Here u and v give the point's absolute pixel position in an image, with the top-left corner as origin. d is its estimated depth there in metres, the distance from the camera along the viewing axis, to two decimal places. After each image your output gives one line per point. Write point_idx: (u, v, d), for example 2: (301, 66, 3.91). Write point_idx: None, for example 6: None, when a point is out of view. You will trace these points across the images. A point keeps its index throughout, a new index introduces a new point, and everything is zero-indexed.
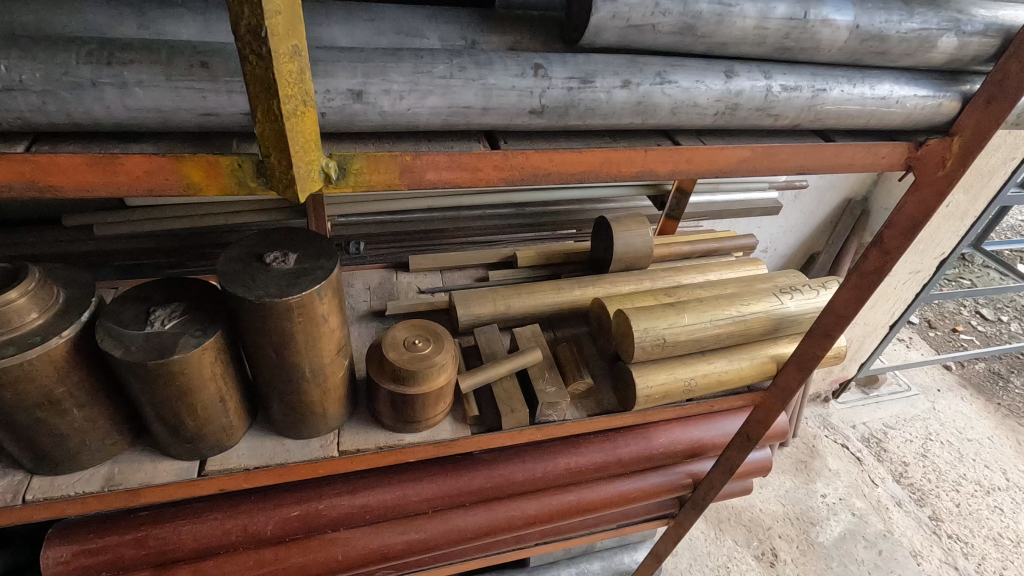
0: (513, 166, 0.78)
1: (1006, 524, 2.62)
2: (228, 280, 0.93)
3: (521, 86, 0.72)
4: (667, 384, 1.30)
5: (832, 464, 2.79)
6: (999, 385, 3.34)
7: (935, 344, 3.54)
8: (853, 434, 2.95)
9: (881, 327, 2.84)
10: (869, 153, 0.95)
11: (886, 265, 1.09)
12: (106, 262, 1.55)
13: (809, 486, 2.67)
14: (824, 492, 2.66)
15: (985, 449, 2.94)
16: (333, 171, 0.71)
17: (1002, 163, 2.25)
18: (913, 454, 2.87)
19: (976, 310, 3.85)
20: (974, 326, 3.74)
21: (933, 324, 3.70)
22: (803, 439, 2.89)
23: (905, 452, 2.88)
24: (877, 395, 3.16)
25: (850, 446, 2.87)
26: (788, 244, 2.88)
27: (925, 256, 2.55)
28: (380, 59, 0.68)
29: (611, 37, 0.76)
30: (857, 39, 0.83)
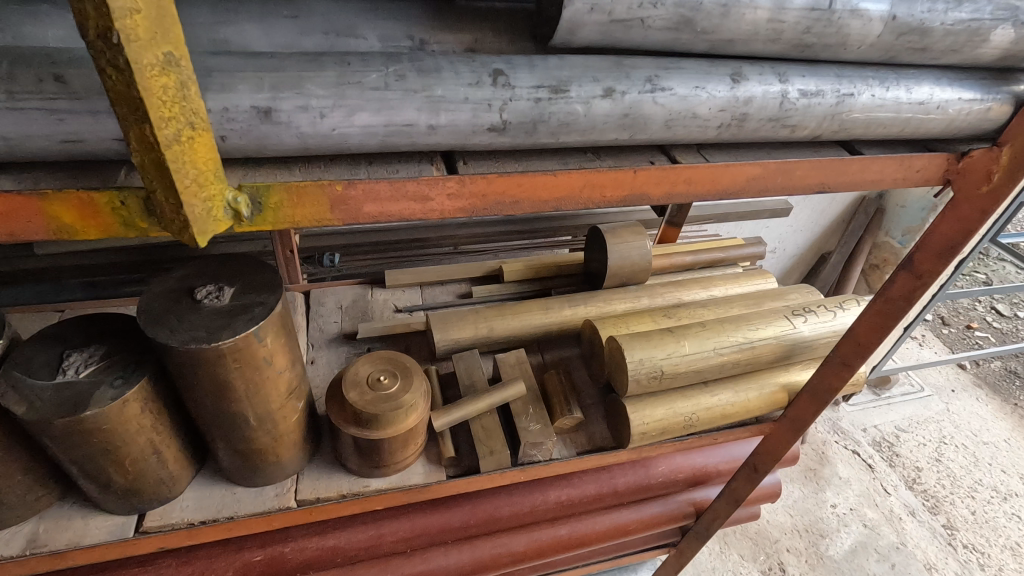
0: (473, 195, 0.65)
1: None
2: (150, 321, 0.80)
3: (477, 98, 0.58)
4: (665, 419, 1.16)
5: (842, 472, 2.65)
6: (1016, 384, 3.17)
7: (949, 343, 3.38)
8: (863, 438, 2.80)
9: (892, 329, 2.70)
10: (902, 167, 0.80)
11: (917, 291, 0.95)
12: (67, 278, 1.50)
13: (819, 495, 2.54)
14: (835, 502, 2.52)
15: (1003, 452, 2.79)
16: (245, 207, 0.57)
17: None
18: (927, 459, 2.73)
19: (992, 306, 3.67)
20: (988, 322, 3.57)
21: (947, 321, 3.54)
22: (813, 444, 2.75)
23: (919, 456, 2.74)
24: (888, 396, 3.01)
25: (861, 452, 2.73)
26: (797, 244, 2.73)
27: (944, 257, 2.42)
28: (295, 67, 0.54)
29: (590, 35, 0.61)
30: (893, 33, 0.68)
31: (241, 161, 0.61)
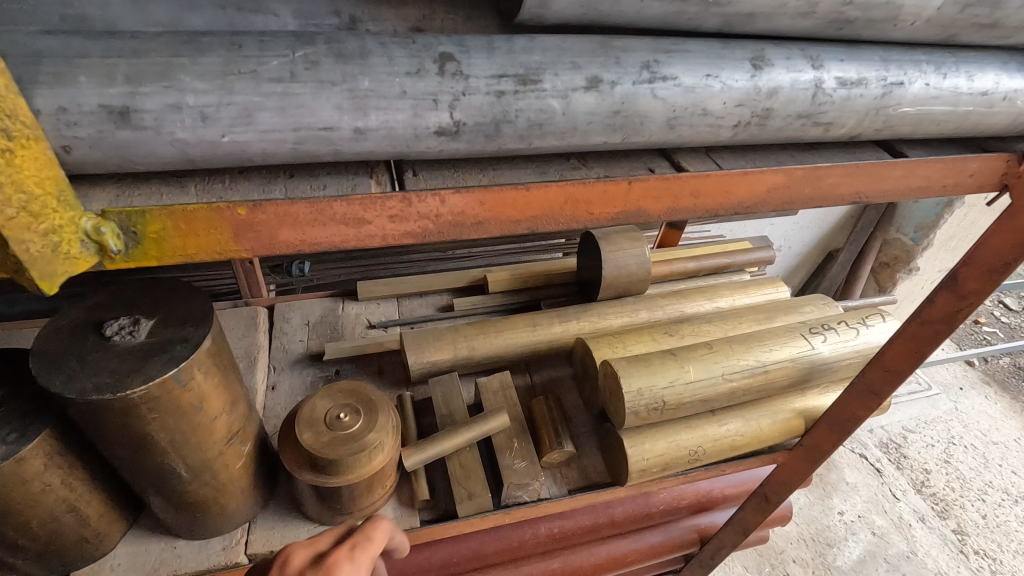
0: (424, 216, 0.51)
1: None
2: (44, 366, 0.66)
3: (417, 92, 0.43)
4: (667, 453, 1.03)
5: (849, 477, 2.43)
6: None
7: (957, 339, 3.25)
8: (870, 439, 2.56)
9: None
10: (953, 171, 0.67)
11: (960, 313, 0.82)
12: None
13: (824, 501, 2.31)
14: (841, 509, 2.30)
15: (1014, 453, 2.58)
16: (113, 240, 0.43)
17: None
18: (936, 460, 2.51)
19: (1000, 300, 3.53)
20: (997, 317, 3.43)
21: None
22: None
23: (928, 457, 2.52)
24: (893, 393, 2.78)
25: (869, 455, 2.50)
26: (803, 242, 2.59)
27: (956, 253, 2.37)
28: (164, 51, 0.40)
29: (569, 6, 0.47)
30: (956, 4, 0.54)
31: (115, 177, 0.47)
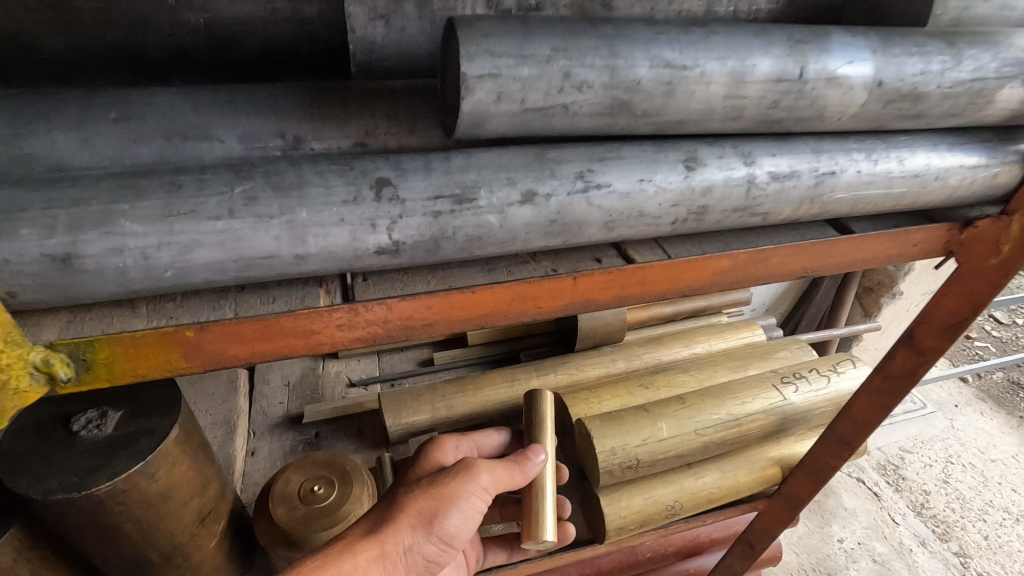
0: (372, 322, 0.52)
1: None
2: (11, 466, 0.67)
3: (354, 218, 0.46)
4: (644, 509, 1.03)
5: (847, 501, 2.00)
6: None
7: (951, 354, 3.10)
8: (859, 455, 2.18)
9: None
10: (896, 242, 0.69)
11: (920, 368, 0.84)
12: None
13: (827, 530, 1.88)
14: (844, 537, 1.88)
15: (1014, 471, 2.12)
16: (62, 367, 0.44)
17: None
18: (937, 481, 2.05)
19: (993, 314, 3.42)
20: (990, 331, 3.31)
21: None
22: None
23: (932, 480, 2.07)
24: None
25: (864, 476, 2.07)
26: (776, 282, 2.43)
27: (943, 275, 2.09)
28: (107, 196, 0.42)
29: (503, 127, 0.48)
30: (879, 101, 0.54)
31: (69, 306, 0.48)
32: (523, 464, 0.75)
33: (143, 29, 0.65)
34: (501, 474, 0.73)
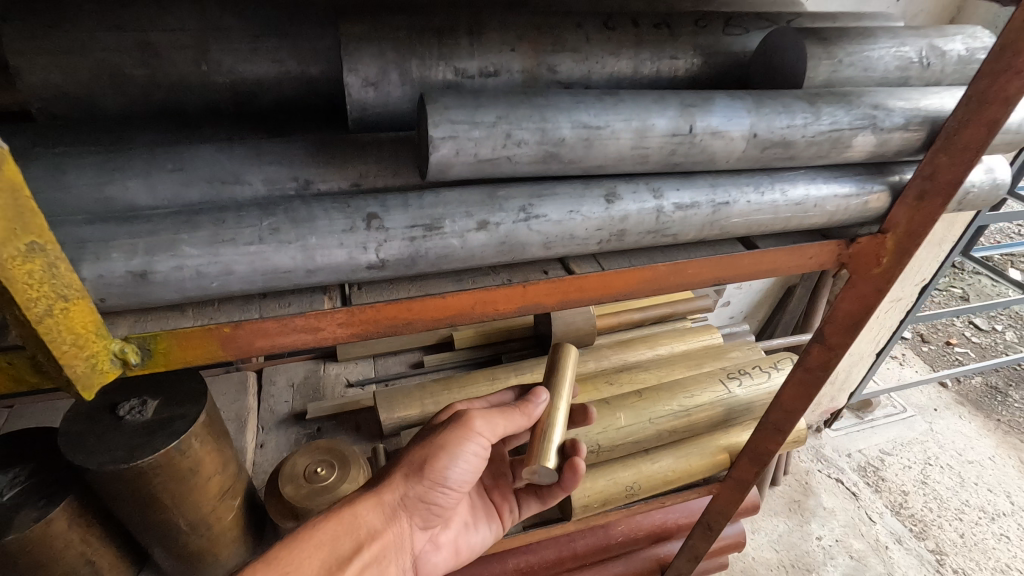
0: (364, 321, 0.67)
1: (1014, 554, 2.21)
2: (70, 443, 0.82)
3: (350, 242, 0.62)
4: (607, 490, 1.17)
5: (826, 502, 2.35)
6: (998, 400, 2.91)
7: (930, 360, 3.24)
8: (847, 464, 2.50)
9: (868, 356, 2.49)
10: (795, 256, 0.84)
11: (831, 361, 0.99)
12: None
13: (804, 527, 2.25)
14: (821, 533, 2.23)
15: (989, 471, 2.52)
16: (133, 354, 0.60)
17: None
18: (912, 482, 2.44)
19: (970, 322, 3.59)
20: (968, 338, 3.47)
21: (927, 338, 3.41)
22: (795, 476, 2.44)
23: (905, 480, 2.44)
24: (870, 420, 2.71)
25: (845, 480, 2.43)
26: (750, 290, 2.58)
27: (907, 284, 2.24)
28: (171, 229, 0.58)
29: (462, 172, 0.64)
30: (757, 147, 0.70)
31: (134, 309, 0.63)
32: (525, 407, 0.86)
33: (182, 89, 0.81)
34: (498, 422, 0.85)
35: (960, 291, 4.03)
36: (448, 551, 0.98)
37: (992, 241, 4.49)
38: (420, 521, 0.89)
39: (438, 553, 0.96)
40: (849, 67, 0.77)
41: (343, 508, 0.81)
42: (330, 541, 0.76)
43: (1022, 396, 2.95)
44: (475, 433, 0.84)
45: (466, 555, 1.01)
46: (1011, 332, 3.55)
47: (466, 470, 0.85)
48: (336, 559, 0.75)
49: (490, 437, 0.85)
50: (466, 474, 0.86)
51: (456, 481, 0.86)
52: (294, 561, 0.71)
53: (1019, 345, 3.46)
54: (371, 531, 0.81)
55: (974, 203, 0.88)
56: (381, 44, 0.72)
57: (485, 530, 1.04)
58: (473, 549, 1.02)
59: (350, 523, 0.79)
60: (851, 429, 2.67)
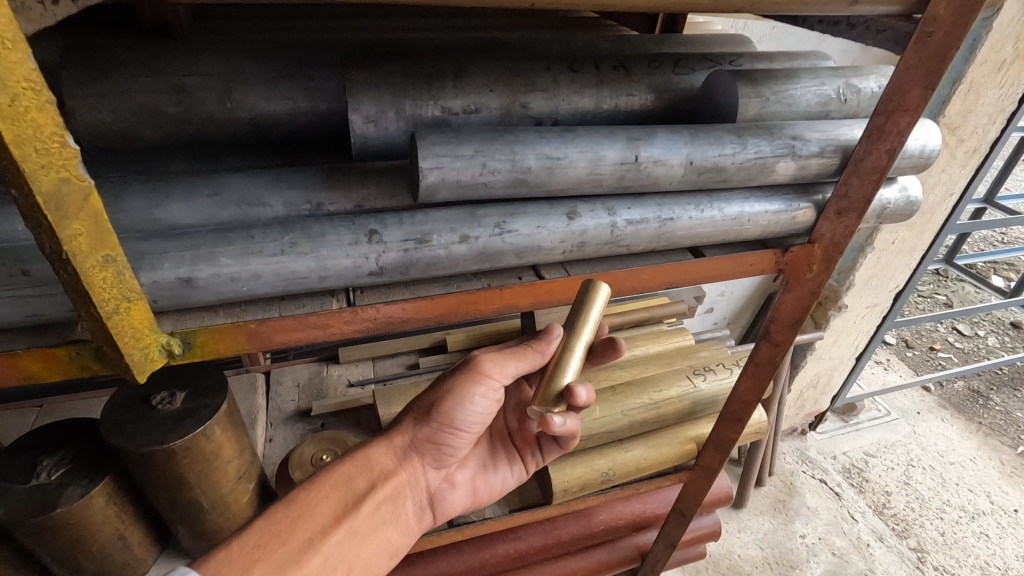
0: (366, 319, 0.80)
1: (992, 551, 2.32)
2: (111, 428, 0.95)
3: (355, 253, 0.75)
4: (584, 476, 1.30)
5: (810, 502, 2.47)
6: (980, 403, 3.05)
7: (913, 365, 3.36)
8: (831, 466, 2.63)
9: (847, 359, 2.62)
10: (737, 263, 0.96)
11: (778, 356, 1.11)
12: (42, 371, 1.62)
13: (788, 526, 2.36)
14: (804, 532, 2.34)
15: (970, 472, 2.64)
16: (177, 347, 0.73)
17: (941, 200, 2.10)
18: (896, 483, 2.55)
19: (953, 327, 3.72)
20: (950, 343, 3.59)
21: (911, 343, 3.53)
22: (780, 476, 2.57)
23: (888, 481, 2.56)
24: (856, 422, 2.84)
25: (828, 481, 2.55)
26: (731, 297, 2.71)
27: (881, 290, 2.37)
28: (209, 243, 0.71)
29: (447, 195, 0.77)
30: (693, 172, 0.84)
31: (175, 310, 0.77)
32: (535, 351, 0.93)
33: (210, 124, 0.95)
34: (508, 364, 0.93)
35: (944, 297, 4.17)
36: (465, 489, 1.10)
37: (975, 248, 4.63)
38: (433, 461, 1.02)
39: (456, 491, 1.08)
40: (775, 102, 0.92)
41: (359, 453, 0.95)
42: (345, 481, 0.90)
43: (1002, 399, 3.10)
44: (487, 375, 0.93)
45: (483, 494, 1.14)
46: (992, 336, 3.69)
47: (476, 411, 0.96)
48: (352, 496, 0.89)
49: (501, 378, 0.95)
50: (477, 414, 0.97)
51: (466, 421, 0.97)
52: (316, 499, 0.85)
53: (1000, 349, 3.58)
54: (384, 472, 0.95)
55: (892, 216, 1.02)
56: (379, 87, 0.86)
57: (501, 472, 1.16)
58: (488, 489, 1.14)
59: (365, 465, 0.94)
60: (837, 432, 2.80)
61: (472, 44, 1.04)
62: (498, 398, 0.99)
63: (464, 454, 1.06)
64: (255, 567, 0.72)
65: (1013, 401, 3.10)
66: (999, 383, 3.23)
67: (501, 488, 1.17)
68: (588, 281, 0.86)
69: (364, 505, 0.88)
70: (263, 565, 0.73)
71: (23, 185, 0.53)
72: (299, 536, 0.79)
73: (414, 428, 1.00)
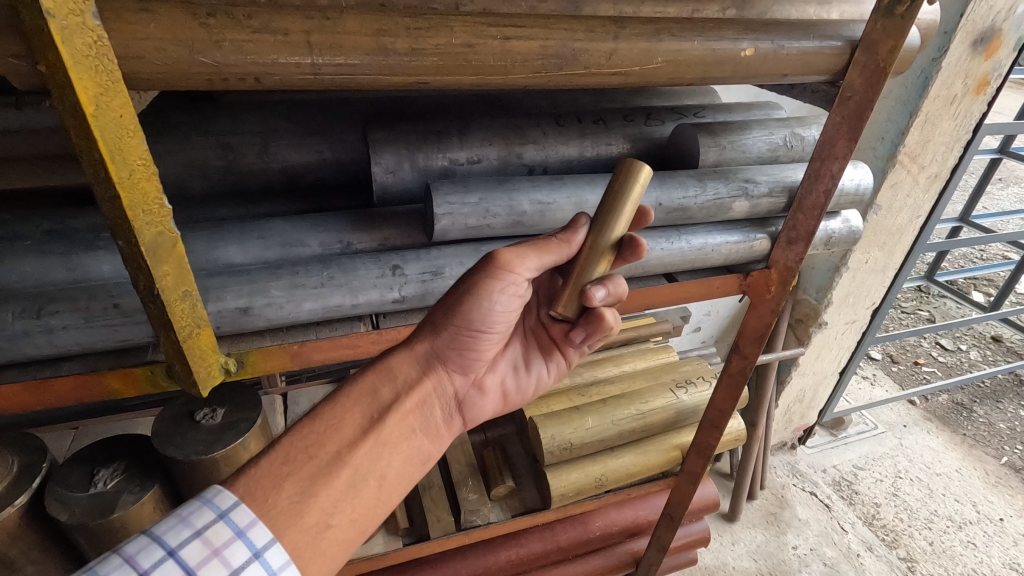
0: (388, 338, 0.95)
1: (979, 559, 2.43)
2: (162, 441, 1.08)
3: (381, 284, 0.90)
4: (579, 481, 1.42)
5: (801, 514, 2.59)
6: (964, 416, 3.19)
7: (898, 379, 3.50)
8: (821, 479, 2.75)
9: (830, 374, 2.76)
10: (704, 287, 1.12)
11: (746, 367, 1.26)
12: None
13: (780, 538, 2.47)
14: (796, 544, 2.45)
15: (955, 482, 2.77)
16: (232, 365, 0.87)
17: (909, 221, 2.27)
18: (884, 494, 2.67)
19: (935, 342, 3.88)
20: (934, 358, 3.75)
21: (895, 358, 3.68)
22: (771, 490, 2.69)
23: (876, 492, 2.68)
24: (844, 437, 2.97)
25: (818, 494, 2.68)
26: (717, 317, 2.87)
27: (858, 307, 2.52)
28: (262, 278, 0.86)
29: (456, 234, 0.93)
30: (662, 211, 1.01)
31: (229, 336, 0.91)
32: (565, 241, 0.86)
33: (250, 175, 1.11)
34: (532, 256, 0.85)
35: (926, 313, 4.34)
36: (495, 393, 1.04)
37: (954, 265, 4.83)
38: (459, 367, 0.95)
39: (486, 396, 1.01)
40: (732, 150, 1.09)
41: (379, 362, 0.88)
42: (369, 392, 0.83)
43: (985, 411, 3.24)
44: (509, 269, 0.85)
45: (515, 397, 1.07)
46: (974, 350, 3.85)
47: (499, 309, 0.89)
48: (378, 407, 0.83)
49: (524, 273, 0.86)
50: (499, 313, 0.90)
51: (488, 322, 0.90)
52: (340, 411, 0.80)
53: (981, 362, 3.74)
54: (409, 381, 0.88)
55: (839, 243, 1.18)
56: (397, 144, 1.02)
57: (536, 369, 1.09)
58: (522, 390, 1.07)
59: (387, 374, 0.87)
60: (825, 446, 2.93)
61: (474, 101, 1.21)
62: (522, 293, 0.91)
63: (491, 357, 0.99)
64: (286, 482, 0.70)
65: (994, 412, 3.24)
66: (981, 396, 3.37)
67: (538, 388, 1.10)
68: (627, 164, 0.84)
69: (391, 415, 0.83)
70: (294, 481, 0.70)
71: (131, 236, 0.68)
72: (327, 449, 0.75)
73: (434, 335, 0.91)
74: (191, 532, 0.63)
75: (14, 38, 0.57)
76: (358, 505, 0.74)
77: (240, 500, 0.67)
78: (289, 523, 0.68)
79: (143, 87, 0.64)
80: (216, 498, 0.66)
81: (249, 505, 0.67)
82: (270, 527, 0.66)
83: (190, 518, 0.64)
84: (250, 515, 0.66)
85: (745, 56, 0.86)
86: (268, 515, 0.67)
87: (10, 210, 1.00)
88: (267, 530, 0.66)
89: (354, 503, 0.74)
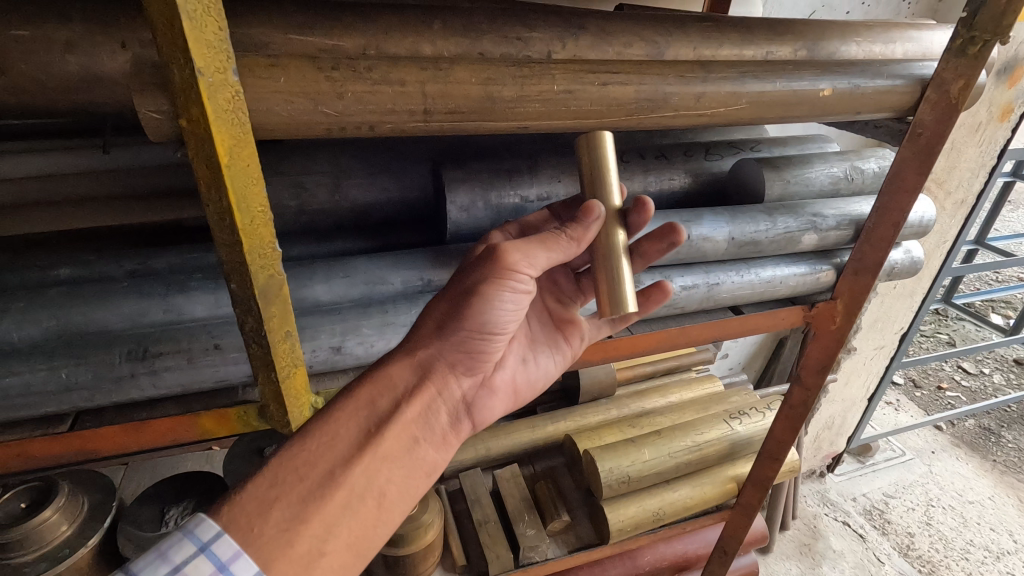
0: None
1: None
2: (234, 478, 1.08)
3: None
4: (637, 515, 1.41)
5: (835, 544, 2.53)
6: (992, 440, 3.15)
7: (923, 404, 3.47)
8: (854, 508, 2.70)
9: (859, 400, 2.74)
10: (772, 319, 1.12)
11: (809, 398, 1.25)
12: None
13: (816, 571, 2.41)
14: None
15: (990, 510, 2.71)
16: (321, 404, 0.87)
17: (936, 247, 2.28)
18: (918, 523, 2.62)
19: (958, 365, 3.85)
20: (958, 382, 3.71)
21: (919, 383, 3.65)
22: (803, 519, 2.64)
23: (911, 521, 2.63)
24: (872, 463, 2.92)
25: (852, 523, 2.62)
26: (747, 343, 2.85)
27: (886, 332, 2.52)
28: (354, 317, 0.89)
29: None
30: (735, 245, 1.03)
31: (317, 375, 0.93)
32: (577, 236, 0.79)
33: (321, 214, 1.13)
34: (538, 254, 0.78)
35: (946, 336, 4.31)
36: (506, 392, 0.96)
37: (970, 288, 4.82)
38: (463, 368, 0.88)
39: (496, 396, 0.94)
40: (796, 184, 1.11)
41: (375, 370, 0.81)
42: (366, 402, 0.77)
43: (1014, 436, 3.20)
44: (514, 270, 0.78)
45: (528, 392, 1.00)
46: (997, 373, 3.81)
47: (505, 311, 0.82)
48: (374, 418, 0.77)
49: (528, 271, 0.79)
50: (505, 314, 0.83)
51: (494, 323, 0.83)
52: (333, 427, 0.73)
53: (1007, 386, 3.70)
54: (407, 387, 0.81)
55: (900, 274, 1.19)
56: (471, 182, 1.04)
57: (545, 361, 1.01)
58: (532, 381, 1.00)
59: (385, 382, 0.80)
60: (854, 474, 2.88)
61: (533, 139, 1.24)
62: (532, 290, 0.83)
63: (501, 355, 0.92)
64: (274, 508, 0.65)
65: None
66: (1010, 420, 3.33)
67: (548, 379, 1.02)
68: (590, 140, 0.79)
69: (389, 427, 0.76)
70: (283, 506, 0.65)
71: (245, 279, 0.69)
72: (319, 468, 0.69)
73: (437, 339, 0.84)
74: (169, 568, 0.61)
75: (159, 94, 0.60)
76: (354, 527, 0.69)
77: (223, 529, 0.62)
78: (278, 552, 0.62)
79: (269, 137, 0.66)
80: (198, 528, 0.62)
81: (233, 535, 0.62)
82: (255, 559, 0.61)
83: (170, 553, 0.62)
84: (233, 547, 0.61)
85: (823, 96, 0.88)
86: (254, 545, 0.62)
87: (94, 249, 1.01)
88: (250, 563, 0.61)
89: (350, 525, 0.68)
